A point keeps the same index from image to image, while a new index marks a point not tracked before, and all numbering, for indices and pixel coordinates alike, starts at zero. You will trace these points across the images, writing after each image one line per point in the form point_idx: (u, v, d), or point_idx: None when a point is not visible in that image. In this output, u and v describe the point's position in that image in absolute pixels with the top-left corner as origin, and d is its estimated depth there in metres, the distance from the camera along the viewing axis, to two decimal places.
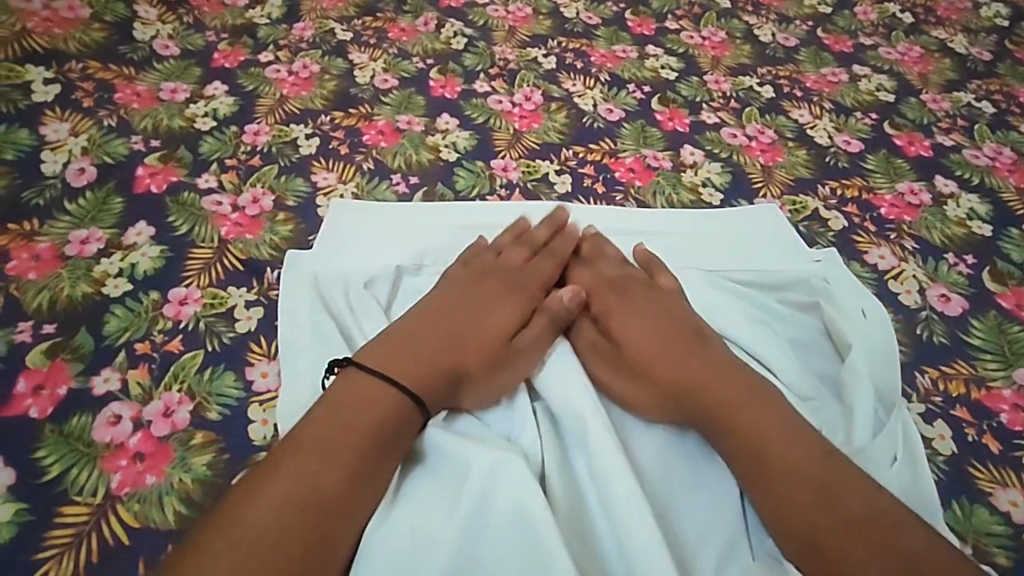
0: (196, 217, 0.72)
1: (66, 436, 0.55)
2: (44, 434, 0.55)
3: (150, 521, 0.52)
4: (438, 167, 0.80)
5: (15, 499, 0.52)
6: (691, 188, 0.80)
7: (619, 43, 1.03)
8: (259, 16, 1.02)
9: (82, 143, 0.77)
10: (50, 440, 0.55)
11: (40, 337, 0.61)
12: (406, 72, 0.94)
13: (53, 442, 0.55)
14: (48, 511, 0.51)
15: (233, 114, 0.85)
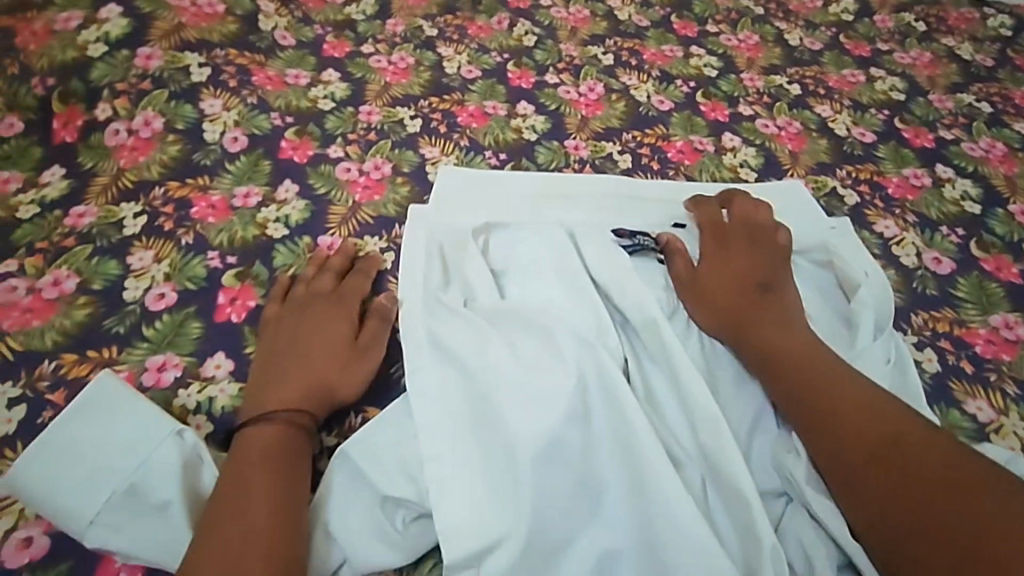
0: (333, 182, 0.89)
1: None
2: (246, 334, 0.73)
3: None
4: (521, 145, 0.96)
5: (236, 378, 0.70)
6: (731, 168, 0.96)
7: (667, 44, 1.19)
8: (356, 11, 1.18)
9: (233, 117, 0.94)
10: (251, 338, 0.73)
11: (227, 266, 0.79)
12: (487, 65, 1.10)
13: (254, 340, 0.73)
14: None
15: (347, 97, 1.02)
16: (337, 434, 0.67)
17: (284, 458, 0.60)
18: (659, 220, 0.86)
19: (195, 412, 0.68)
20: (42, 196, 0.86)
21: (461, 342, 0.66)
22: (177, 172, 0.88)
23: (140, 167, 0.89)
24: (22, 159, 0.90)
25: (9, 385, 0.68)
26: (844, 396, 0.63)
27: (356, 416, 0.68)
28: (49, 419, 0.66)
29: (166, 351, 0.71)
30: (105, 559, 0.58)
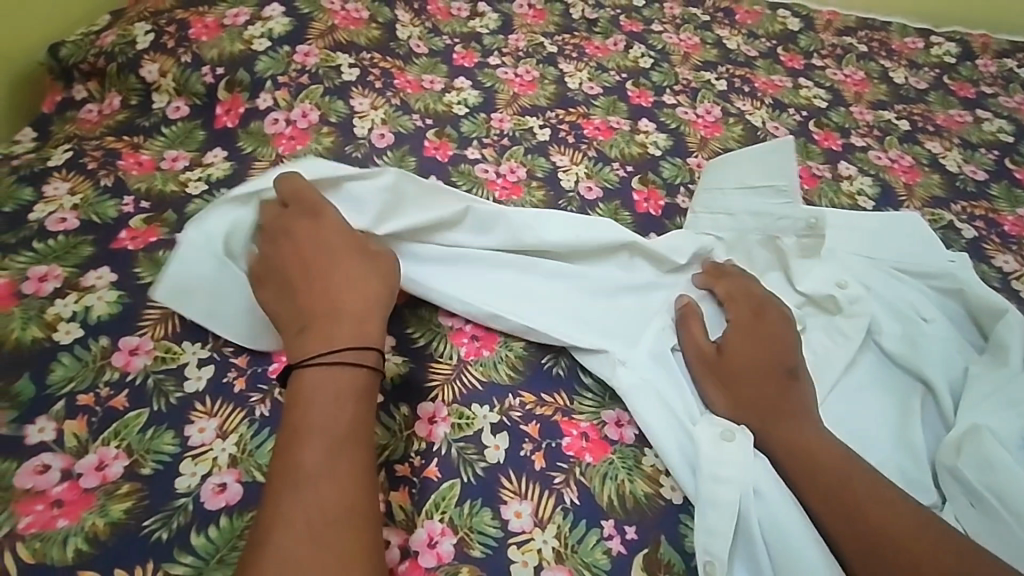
0: (474, 182, 0.95)
1: (422, 318, 0.75)
2: (407, 316, 0.75)
3: (493, 379, 0.70)
4: (647, 159, 1.01)
5: (399, 355, 0.71)
6: (849, 195, 0.99)
7: (776, 74, 1.24)
8: (480, 26, 1.28)
9: (381, 116, 1.02)
10: (414, 321, 0.74)
11: None
12: (608, 83, 1.16)
13: (416, 322, 0.74)
14: (424, 366, 0.71)
15: (479, 104, 1.09)
16: (499, 411, 0.68)
17: (352, 417, 0.58)
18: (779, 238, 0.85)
19: None
20: (207, 174, 0.93)
21: (472, 276, 0.76)
22: (332, 163, 0.95)
23: (298, 154, 0.95)
24: (187, 140, 0.98)
25: (196, 345, 0.70)
26: (790, 443, 0.64)
27: (513, 397, 0.69)
28: (235, 378, 0.68)
29: None
30: None
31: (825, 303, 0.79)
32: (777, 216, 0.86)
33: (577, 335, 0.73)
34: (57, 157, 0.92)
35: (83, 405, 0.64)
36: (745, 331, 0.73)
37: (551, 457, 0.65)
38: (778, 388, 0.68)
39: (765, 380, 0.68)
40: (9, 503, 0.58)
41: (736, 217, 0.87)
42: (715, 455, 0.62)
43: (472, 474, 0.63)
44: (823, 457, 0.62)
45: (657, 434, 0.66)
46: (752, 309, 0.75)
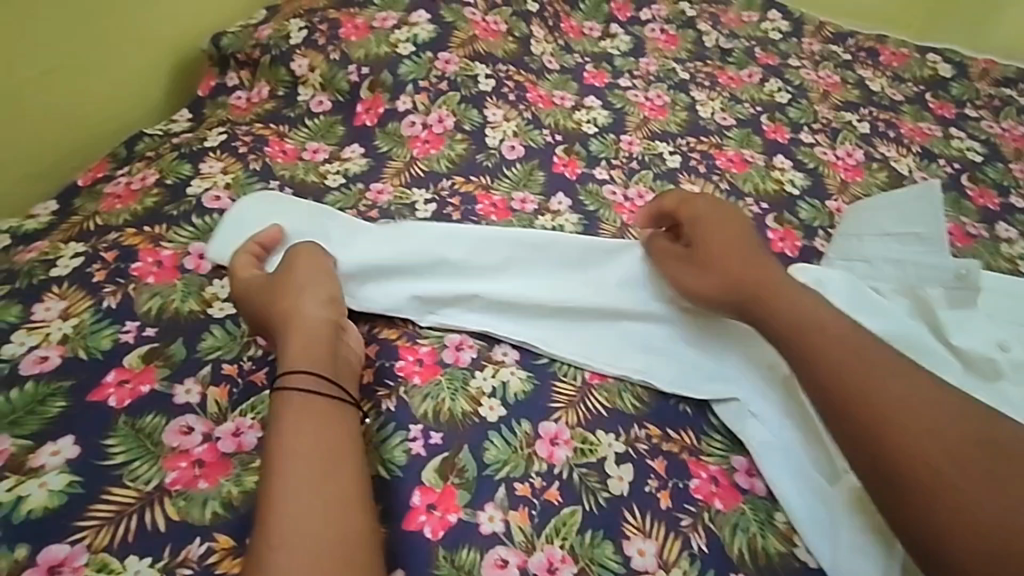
0: (602, 203, 0.94)
1: None
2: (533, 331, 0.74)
3: (618, 405, 0.68)
4: (783, 198, 0.97)
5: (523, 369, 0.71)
6: (1008, 259, 0.91)
7: (924, 122, 1.16)
8: (610, 47, 1.28)
9: (513, 128, 1.03)
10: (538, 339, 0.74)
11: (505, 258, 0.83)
12: (742, 115, 1.13)
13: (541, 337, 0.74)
14: (548, 383, 0.70)
15: (609, 124, 1.08)
16: (625, 441, 0.65)
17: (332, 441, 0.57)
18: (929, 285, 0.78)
19: (489, 395, 0.68)
20: (345, 168, 0.96)
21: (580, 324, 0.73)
22: (463, 170, 0.96)
23: (432, 158, 0.97)
24: (328, 134, 1.02)
25: None
26: (866, 422, 0.58)
27: (639, 429, 0.67)
28: (363, 370, 0.69)
29: (463, 331, 0.73)
30: (412, 510, 0.60)
31: (983, 364, 0.72)
32: (918, 268, 0.79)
33: (716, 369, 0.70)
34: (212, 139, 0.97)
35: (227, 375, 0.67)
36: (817, 311, 0.66)
37: (677, 497, 0.62)
38: (862, 368, 0.61)
39: (846, 358, 0.62)
40: (158, 458, 0.60)
41: (873, 264, 0.81)
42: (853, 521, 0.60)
43: (594, 503, 0.61)
44: (911, 442, 0.57)
45: (789, 480, 0.63)
46: (750, 263, 0.70)
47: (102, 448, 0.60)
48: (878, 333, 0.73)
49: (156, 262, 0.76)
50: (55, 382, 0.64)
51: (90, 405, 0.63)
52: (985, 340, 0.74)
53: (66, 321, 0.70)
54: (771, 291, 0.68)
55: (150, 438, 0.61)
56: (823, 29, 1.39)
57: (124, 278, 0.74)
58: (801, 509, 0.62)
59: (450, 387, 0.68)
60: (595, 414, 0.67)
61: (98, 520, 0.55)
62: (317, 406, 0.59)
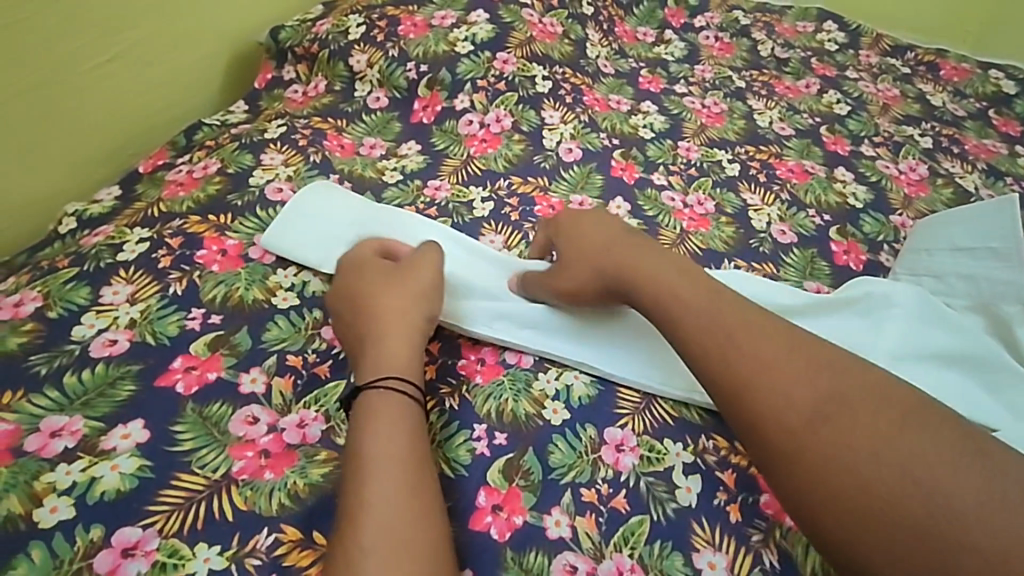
0: (662, 209, 0.92)
1: None
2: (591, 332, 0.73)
3: (683, 413, 0.67)
4: (846, 210, 0.95)
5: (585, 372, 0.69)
6: None
7: (988, 139, 1.14)
8: (664, 52, 1.27)
9: (570, 131, 1.02)
10: None
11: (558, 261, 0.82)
12: (801, 125, 1.11)
13: None
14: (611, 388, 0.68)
15: (666, 130, 1.07)
16: (693, 451, 0.64)
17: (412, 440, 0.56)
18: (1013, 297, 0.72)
19: (552, 398, 0.67)
20: (402, 165, 0.96)
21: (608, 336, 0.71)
22: (521, 170, 0.95)
23: (489, 157, 0.97)
24: (385, 131, 1.02)
25: None
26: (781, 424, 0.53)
27: (707, 439, 0.65)
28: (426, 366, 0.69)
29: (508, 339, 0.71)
30: (478, 510, 0.59)
31: None
32: (996, 281, 0.74)
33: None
34: (272, 130, 0.97)
35: (292, 366, 0.67)
36: (685, 292, 0.62)
37: (748, 511, 0.60)
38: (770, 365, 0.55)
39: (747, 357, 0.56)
40: (224, 446, 0.60)
41: (945, 280, 0.78)
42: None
43: (662, 512, 0.60)
44: (812, 437, 0.52)
45: None
46: (645, 252, 0.67)
47: (170, 435, 0.60)
48: (954, 339, 0.68)
49: (220, 250, 0.76)
50: (124, 365, 0.64)
51: (158, 390, 0.62)
52: None
53: (133, 305, 0.69)
54: (634, 273, 0.66)
55: (216, 426, 0.61)
56: (881, 42, 1.37)
57: (189, 266, 0.74)
58: None
59: (513, 389, 0.67)
60: (658, 421, 0.66)
61: (169, 506, 0.55)
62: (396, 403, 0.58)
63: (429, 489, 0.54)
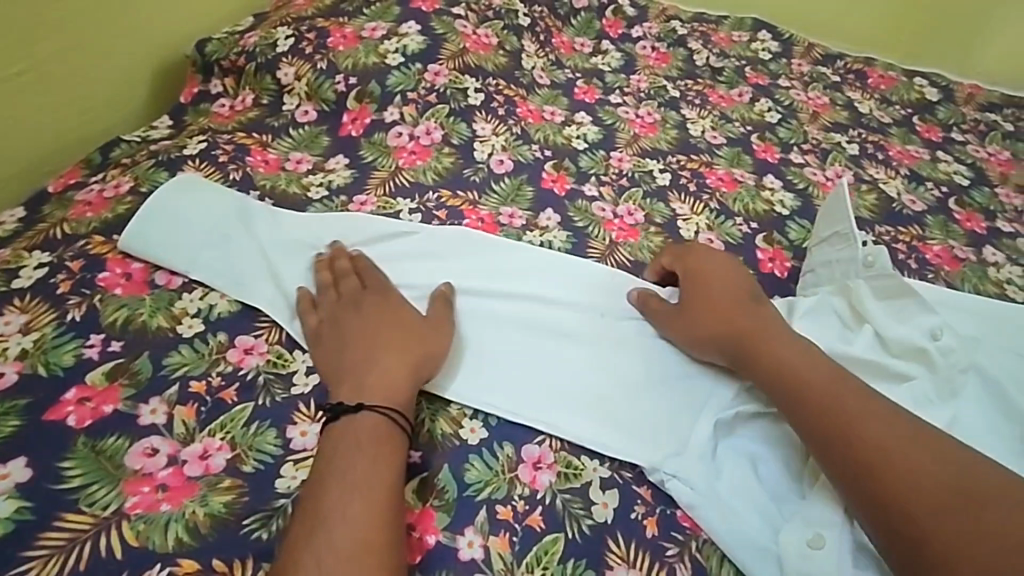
0: (592, 220, 0.92)
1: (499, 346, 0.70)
2: (499, 344, 0.70)
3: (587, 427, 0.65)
4: (772, 218, 0.96)
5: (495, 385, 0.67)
6: (996, 283, 0.91)
7: (912, 145, 1.17)
8: (601, 63, 1.27)
9: (501, 143, 1.01)
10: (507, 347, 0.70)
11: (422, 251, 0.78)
12: (732, 134, 1.12)
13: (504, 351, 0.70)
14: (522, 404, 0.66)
15: (599, 140, 1.07)
16: (610, 466, 0.63)
17: (367, 453, 0.56)
18: (920, 310, 0.72)
19: (470, 417, 0.66)
20: (329, 180, 0.93)
21: (487, 368, 0.68)
22: (450, 184, 0.94)
23: (418, 170, 0.95)
24: (312, 144, 0.99)
25: (306, 353, 0.69)
26: (836, 421, 0.58)
27: (620, 450, 0.64)
28: None
29: None
30: None
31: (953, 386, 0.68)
32: (901, 290, 0.73)
33: (690, 375, 0.68)
34: (192, 146, 0.94)
35: (194, 393, 0.64)
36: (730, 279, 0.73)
37: (665, 525, 0.60)
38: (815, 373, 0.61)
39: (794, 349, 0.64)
40: (118, 481, 0.57)
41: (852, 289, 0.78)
42: (802, 568, 0.55)
43: (577, 530, 0.58)
44: (815, 375, 0.61)
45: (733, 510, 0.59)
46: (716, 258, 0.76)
47: (57, 472, 0.57)
48: (853, 352, 0.69)
49: (125, 274, 0.73)
50: (11, 401, 0.61)
51: (48, 425, 0.59)
52: (970, 362, 0.69)
53: (27, 335, 0.66)
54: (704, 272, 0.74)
55: (110, 460, 0.58)
56: (812, 51, 1.40)
57: (90, 290, 0.71)
58: (747, 545, 0.58)
59: (431, 408, 0.65)
60: (561, 434, 0.64)
61: (50, 548, 0.52)
62: (360, 421, 0.58)
63: (383, 504, 0.54)
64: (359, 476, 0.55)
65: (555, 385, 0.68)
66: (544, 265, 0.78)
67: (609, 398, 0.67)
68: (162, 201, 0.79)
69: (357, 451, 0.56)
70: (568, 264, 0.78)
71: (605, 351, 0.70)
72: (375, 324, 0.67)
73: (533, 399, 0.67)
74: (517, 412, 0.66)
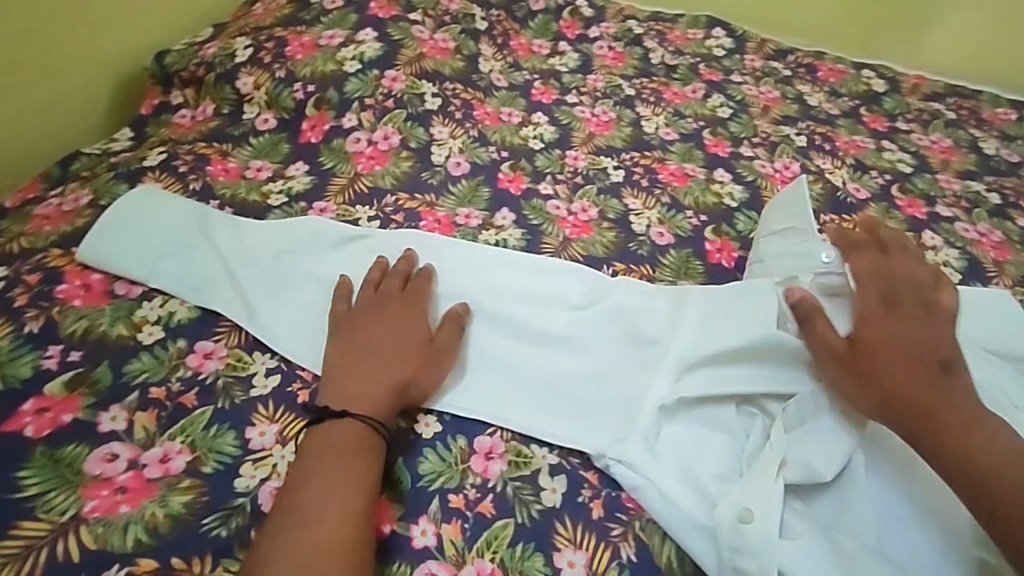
0: (546, 218, 0.95)
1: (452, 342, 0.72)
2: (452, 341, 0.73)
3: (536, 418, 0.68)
4: (721, 210, 1.00)
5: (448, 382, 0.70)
6: (933, 265, 0.95)
7: (858, 135, 1.21)
8: (559, 63, 1.30)
9: (459, 145, 1.04)
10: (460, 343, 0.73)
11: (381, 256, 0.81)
12: (685, 130, 1.16)
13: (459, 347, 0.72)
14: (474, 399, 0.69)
15: (555, 140, 1.10)
16: (558, 454, 0.66)
17: (349, 457, 0.60)
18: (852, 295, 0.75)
19: (424, 412, 0.68)
20: (289, 187, 0.95)
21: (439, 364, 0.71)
22: (408, 187, 0.96)
23: (376, 175, 0.97)
24: (272, 152, 1.01)
25: (265, 356, 0.71)
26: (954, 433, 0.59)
27: (567, 438, 0.67)
28: (297, 390, 0.69)
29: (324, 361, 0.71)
30: None
31: None
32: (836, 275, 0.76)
33: (635, 366, 0.72)
34: (152, 158, 0.96)
35: (154, 399, 0.66)
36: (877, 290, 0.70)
37: (609, 506, 0.63)
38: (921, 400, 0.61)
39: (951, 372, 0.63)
40: (78, 487, 0.59)
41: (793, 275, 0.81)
42: (733, 542, 0.58)
43: (527, 515, 0.61)
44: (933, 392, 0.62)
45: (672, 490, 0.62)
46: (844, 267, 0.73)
47: (18, 481, 0.58)
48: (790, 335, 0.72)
49: (84, 286, 0.75)
50: None
51: (9, 436, 0.61)
52: None
53: None
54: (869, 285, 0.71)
55: (69, 467, 0.60)
56: (765, 46, 1.44)
57: (49, 302, 0.72)
58: (684, 522, 0.61)
59: None
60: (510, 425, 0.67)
61: (6, 556, 0.54)
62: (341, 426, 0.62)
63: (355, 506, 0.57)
64: (338, 466, 0.58)
65: (508, 379, 0.71)
66: (497, 263, 0.80)
67: (558, 389, 0.70)
68: (122, 210, 0.81)
69: (338, 454, 0.60)
70: (523, 261, 0.81)
71: (555, 345, 0.74)
72: (388, 342, 0.69)
73: (484, 393, 0.70)
74: (469, 406, 0.68)
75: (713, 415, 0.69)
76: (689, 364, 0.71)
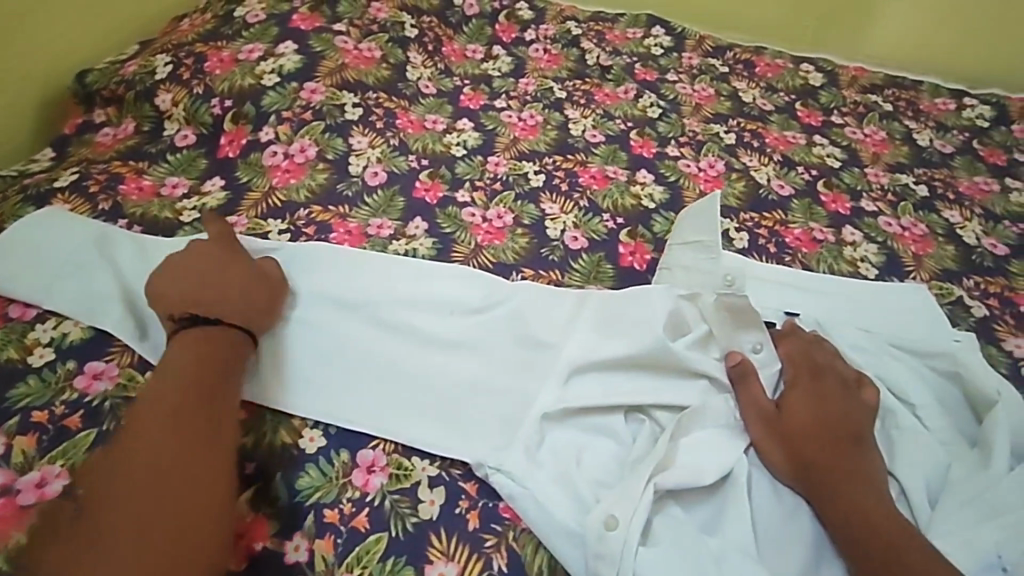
0: (460, 225, 0.95)
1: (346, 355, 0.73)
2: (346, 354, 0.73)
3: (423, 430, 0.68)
4: (639, 212, 0.99)
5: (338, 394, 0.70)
6: (850, 262, 0.95)
7: (790, 130, 1.20)
8: (491, 68, 1.30)
9: (377, 155, 1.03)
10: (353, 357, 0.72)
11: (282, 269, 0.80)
12: (612, 131, 1.15)
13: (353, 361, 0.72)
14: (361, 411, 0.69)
15: (478, 146, 1.09)
16: (440, 465, 0.66)
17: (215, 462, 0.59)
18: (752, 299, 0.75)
19: (311, 426, 0.68)
20: (202, 203, 0.95)
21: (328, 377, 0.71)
22: (322, 200, 0.96)
23: (291, 188, 0.97)
24: (189, 168, 1.01)
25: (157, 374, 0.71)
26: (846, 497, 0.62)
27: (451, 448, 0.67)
28: None
29: None
30: None
31: None
32: None
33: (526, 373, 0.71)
34: (64, 178, 0.96)
35: (35, 423, 0.66)
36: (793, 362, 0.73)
37: (486, 517, 0.63)
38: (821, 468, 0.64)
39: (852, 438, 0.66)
40: None
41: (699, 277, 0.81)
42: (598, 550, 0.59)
43: (401, 529, 0.61)
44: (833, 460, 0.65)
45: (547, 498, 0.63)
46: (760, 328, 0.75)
47: None
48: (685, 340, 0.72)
49: None
50: None
51: None
52: None
53: None
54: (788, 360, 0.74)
55: None
56: (704, 43, 1.44)
57: None
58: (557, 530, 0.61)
59: (274, 420, 0.68)
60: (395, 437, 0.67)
61: None
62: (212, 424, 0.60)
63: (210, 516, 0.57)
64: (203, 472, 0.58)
65: (398, 391, 0.70)
66: (399, 272, 0.80)
67: (448, 399, 0.70)
68: (22, 231, 0.81)
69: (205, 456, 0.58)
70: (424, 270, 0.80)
71: (450, 354, 0.73)
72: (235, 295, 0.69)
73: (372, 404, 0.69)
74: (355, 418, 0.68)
75: (599, 421, 0.68)
76: (578, 370, 0.70)
